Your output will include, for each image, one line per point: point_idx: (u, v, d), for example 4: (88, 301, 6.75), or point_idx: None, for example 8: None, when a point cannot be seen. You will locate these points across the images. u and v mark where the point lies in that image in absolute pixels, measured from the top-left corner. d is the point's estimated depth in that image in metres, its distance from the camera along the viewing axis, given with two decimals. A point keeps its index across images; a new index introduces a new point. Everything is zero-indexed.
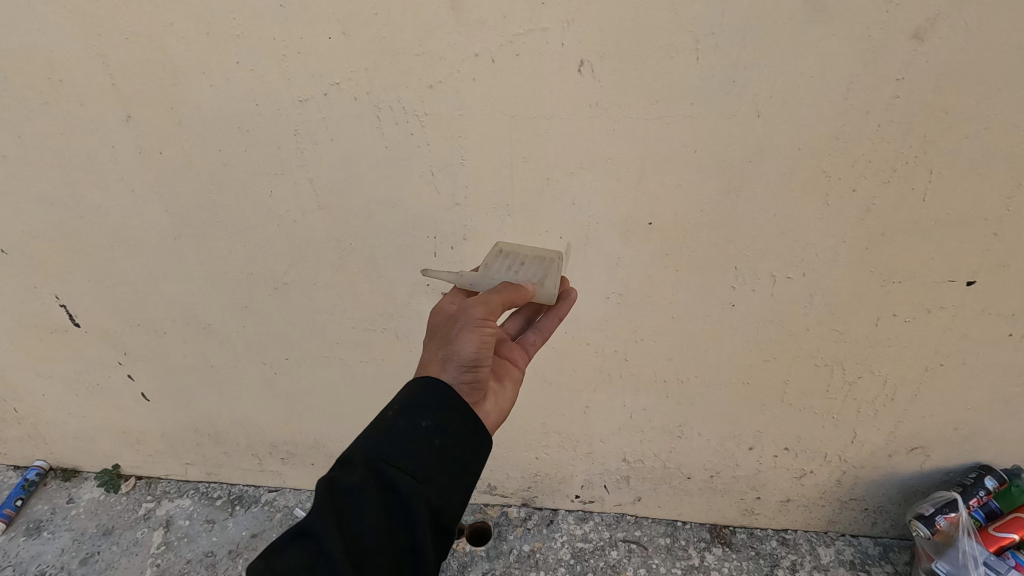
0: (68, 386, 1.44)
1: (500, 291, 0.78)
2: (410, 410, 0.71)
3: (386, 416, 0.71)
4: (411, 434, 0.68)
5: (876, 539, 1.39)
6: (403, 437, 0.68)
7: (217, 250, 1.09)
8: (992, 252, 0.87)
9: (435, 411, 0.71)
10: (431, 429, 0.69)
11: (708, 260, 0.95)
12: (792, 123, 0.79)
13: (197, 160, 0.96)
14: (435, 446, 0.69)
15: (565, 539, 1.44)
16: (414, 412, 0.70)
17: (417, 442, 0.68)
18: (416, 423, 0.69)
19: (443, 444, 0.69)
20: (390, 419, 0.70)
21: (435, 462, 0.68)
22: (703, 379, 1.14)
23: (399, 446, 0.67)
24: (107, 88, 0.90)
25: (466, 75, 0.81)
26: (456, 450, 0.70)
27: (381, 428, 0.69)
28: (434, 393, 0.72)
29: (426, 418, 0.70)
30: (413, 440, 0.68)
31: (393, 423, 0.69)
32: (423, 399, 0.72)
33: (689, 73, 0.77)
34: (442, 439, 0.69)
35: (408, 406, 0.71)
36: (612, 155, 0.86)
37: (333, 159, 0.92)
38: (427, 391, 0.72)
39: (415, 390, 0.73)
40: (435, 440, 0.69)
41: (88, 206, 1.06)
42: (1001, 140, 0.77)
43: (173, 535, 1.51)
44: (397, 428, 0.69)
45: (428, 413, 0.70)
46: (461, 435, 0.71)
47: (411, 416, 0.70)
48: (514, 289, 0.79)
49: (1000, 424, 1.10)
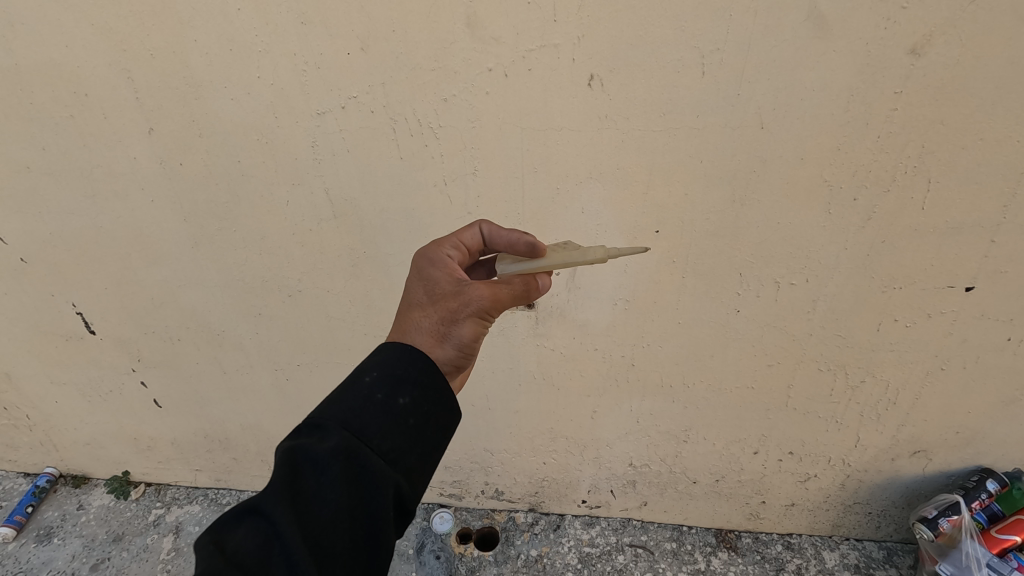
0: (81, 393, 1.46)
1: (510, 283, 0.73)
2: (389, 381, 0.65)
3: (362, 384, 0.65)
4: (386, 411, 0.63)
5: (880, 543, 1.41)
6: (377, 412, 0.63)
7: (233, 258, 1.11)
8: (990, 258, 0.90)
9: (414, 387, 0.66)
10: (407, 407, 0.65)
11: (713, 266, 0.98)
12: (794, 135, 0.82)
13: (216, 171, 0.99)
14: (409, 426, 0.64)
15: (572, 544, 1.45)
16: (392, 385, 0.65)
17: (392, 420, 0.63)
18: (392, 399, 0.64)
19: (417, 424, 0.65)
20: (366, 389, 0.64)
21: (407, 445, 0.63)
22: (708, 384, 1.16)
23: (372, 422, 0.62)
24: (131, 102, 0.93)
25: (479, 89, 0.84)
26: (428, 432, 0.66)
27: (353, 399, 0.64)
28: (416, 367, 0.67)
29: (404, 395, 0.65)
30: (386, 417, 0.63)
31: (368, 394, 0.64)
32: (404, 372, 0.66)
33: (694, 87, 0.80)
34: (416, 420, 0.65)
35: (387, 376, 0.66)
36: (621, 165, 0.88)
37: (349, 171, 0.95)
38: (410, 362, 0.67)
39: (397, 358, 0.68)
40: (409, 420, 0.64)
41: (108, 215, 1.09)
42: (996, 150, 0.80)
43: (183, 541, 1.52)
44: (373, 401, 0.64)
45: (407, 389, 0.65)
46: (435, 417, 0.67)
47: (390, 389, 0.65)
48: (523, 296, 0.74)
49: (1001, 427, 1.12)
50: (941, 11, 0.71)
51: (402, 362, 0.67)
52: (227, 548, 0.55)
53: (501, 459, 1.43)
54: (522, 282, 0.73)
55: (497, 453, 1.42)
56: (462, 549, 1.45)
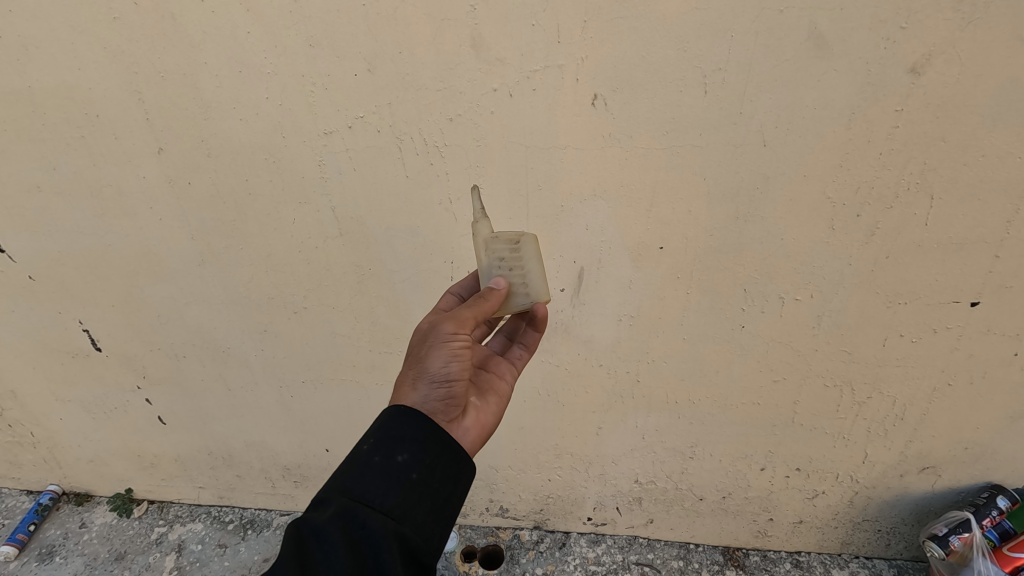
0: (85, 409, 1.46)
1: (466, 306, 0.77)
2: (384, 443, 0.68)
3: (361, 451, 0.69)
4: (385, 471, 0.66)
5: (889, 561, 1.39)
6: (378, 473, 0.66)
7: (239, 275, 1.12)
8: (994, 273, 0.90)
9: (411, 444, 0.69)
10: (406, 463, 0.67)
11: (718, 283, 0.98)
12: (795, 153, 0.83)
13: (223, 188, 1.00)
14: (411, 481, 0.66)
15: (578, 562, 1.43)
16: (390, 446, 0.68)
17: (393, 479, 0.66)
18: (391, 458, 0.67)
19: (420, 478, 0.67)
20: (364, 455, 0.68)
21: (412, 500, 0.66)
22: (713, 400, 1.16)
23: (373, 484, 0.65)
24: (142, 123, 0.95)
25: (485, 108, 0.85)
26: (434, 483, 0.68)
27: (354, 468, 0.67)
28: (412, 424, 0.70)
29: (402, 453, 0.68)
30: (387, 476, 0.66)
31: (367, 459, 0.67)
32: (400, 431, 0.69)
33: (697, 105, 0.81)
34: (418, 473, 0.67)
35: (383, 440, 0.69)
36: (625, 182, 0.89)
37: (355, 189, 0.96)
38: (403, 422, 0.70)
39: (391, 420, 0.71)
40: (411, 475, 0.67)
41: (116, 234, 1.10)
42: (997, 166, 0.80)
43: (185, 559, 1.50)
44: (372, 465, 0.67)
45: (405, 447, 0.68)
46: (440, 469, 0.69)
47: (387, 451, 0.68)
48: (480, 298, 0.76)
49: (1009, 442, 1.11)
50: (940, 31, 0.72)
51: (397, 422, 0.70)
52: None
53: (506, 476, 1.42)
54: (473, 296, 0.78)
55: (502, 470, 1.41)
56: (466, 568, 1.43)
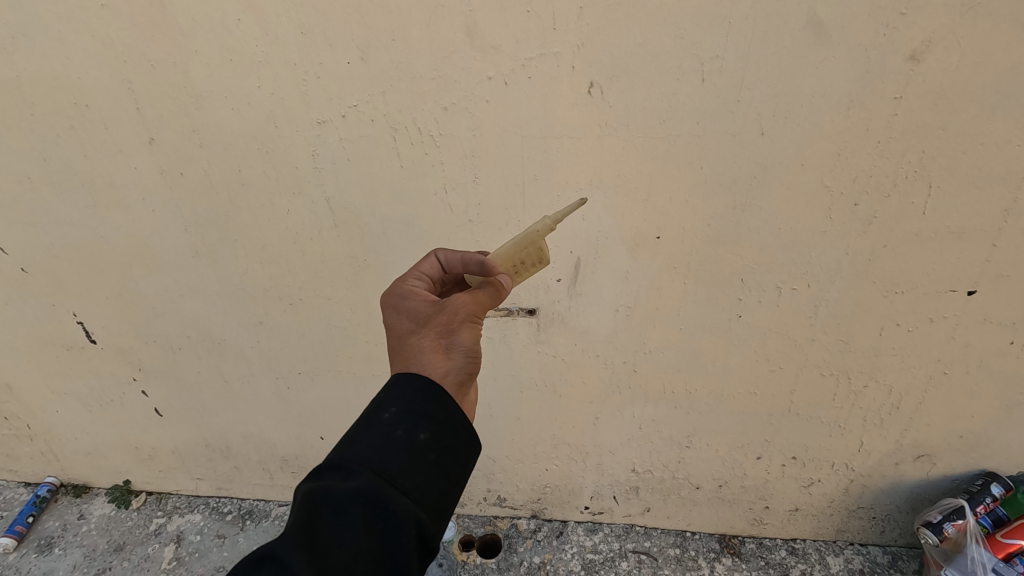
0: (82, 402, 1.46)
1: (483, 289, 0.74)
2: (408, 416, 0.64)
3: (382, 420, 0.64)
4: (407, 449, 0.62)
5: (884, 548, 1.40)
6: (398, 449, 0.61)
7: (234, 266, 1.11)
8: (992, 262, 0.90)
9: (433, 423, 0.64)
10: (427, 443, 0.63)
11: (715, 273, 0.98)
12: (793, 141, 0.82)
13: (216, 179, 0.99)
14: (429, 462, 0.62)
15: (575, 550, 1.44)
16: (412, 421, 0.63)
17: (413, 458, 0.61)
18: (411, 435, 0.63)
19: (438, 460, 0.63)
20: (386, 426, 0.63)
21: (429, 482, 0.61)
22: (710, 389, 1.16)
23: (394, 462, 0.60)
24: (132, 113, 0.93)
25: (479, 97, 0.84)
26: (450, 467, 0.64)
27: (374, 438, 0.62)
28: (434, 402, 0.65)
29: (423, 430, 0.63)
30: (408, 454, 0.61)
31: (389, 431, 0.62)
32: (423, 407, 0.65)
33: (694, 94, 0.80)
34: (437, 455, 0.63)
35: (406, 413, 0.64)
36: (621, 172, 0.88)
37: (349, 180, 0.95)
38: (426, 397, 0.66)
39: (413, 392, 0.66)
40: (430, 456, 0.62)
41: (109, 225, 1.09)
42: (996, 155, 0.80)
43: (184, 550, 1.51)
44: (393, 439, 0.62)
45: (427, 425, 0.64)
46: (458, 452, 0.65)
47: (409, 425, 0.63)
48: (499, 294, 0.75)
49: (1004, 430, 1.11)
50: (940, 17, 0.71)
51: (420, 395, 0.66)
52: None
53: (504, 465, 1.43)
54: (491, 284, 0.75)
55: (499, 460, 1.41)
56: (464, 557, 1.44)
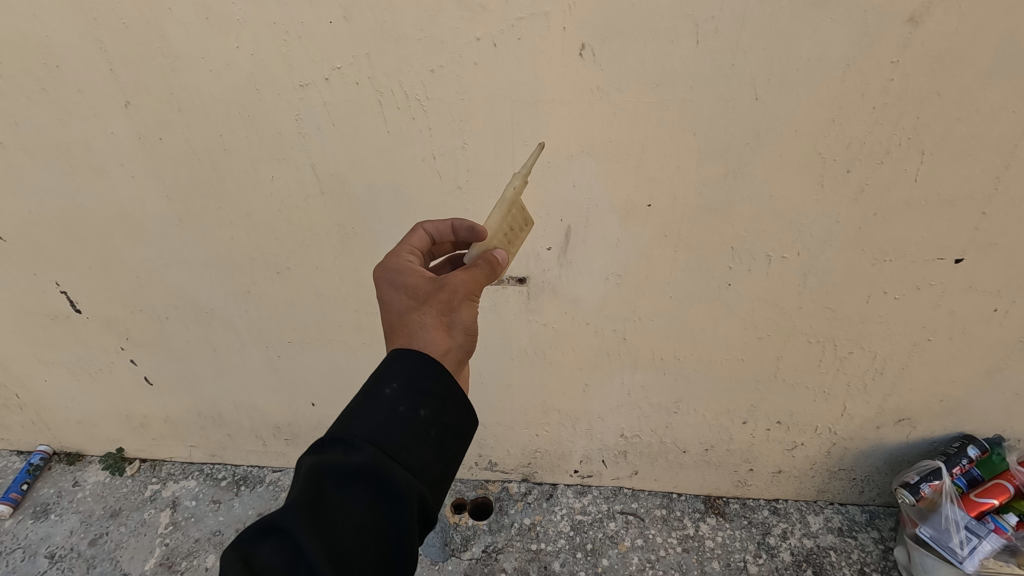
0: (70, 371, 1.45)
1: (480, 266, 0.72)
2: (409, 393, 0.63)
3: (384, 395, 0.63)
4: (409, 425, 0.62)
5: (862, 507, 1.44)
6: (400, 425, 0.61)
7: (219, 235, 1.09)
8: (980, 230, 0.90)
9: (434, 400, 0.64)
10: (428, 420, 0.63)
11: (705, 241, 0.97)
12: (788, 107, 0.81)
13: (197, 145, 0.96)
14: (430, 438, 0.63)
15: (565, 512, 1.48)
16: (414, 397, 0.63)
17: (415, 435, 0.62)
18: (413, 412, 0.63)
19: (439, 436, 0.63)
20: (388, 402, 0.63)
21: (430, 458, 0.62)
22: (698, 357, 1.17)
23: (397, 438, 0.61)
24: (106, 75, 0.90)
25: (468, 59, 0.81)
26: (450, 442, 0.64)
27: (377, 414, 0.62)
28: (435, 378, 0.65)
29: (425, 407, 0.63)
30: (410, 431, 0.62)
31: (391, 408, 0.62)
32: (425, 384, 0.64)
33: (688, 57, 0.78)
34: (438, 431, 0.63)
35: (408, 389, 0.64)
36: (613, 139, 0.87)
37: (335, 145, 0.93)
38: (427, 374, 0.65)
39: (414, 369, 0.65)
40: (431, 432, 0.63)
41: (88, 192, 1.06)
42: (990, 122, 0.79)
43: (180, 515, 1.53)
44: (395, 415, 0.62)
45: (428, 402, 0.64)
46: (458, 428, 0.66)
47: (411, 402, 0.63)
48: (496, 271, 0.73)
49: (983, 395, 1.14)
50: None
51: (421, 372, 0.65)
52: (257, 566, 0.54)
53: (494, 431, 1.44)
54: (487, 261, 0.72)
55: (490, 426, 1.43)
56: (456, 519, 1.48)
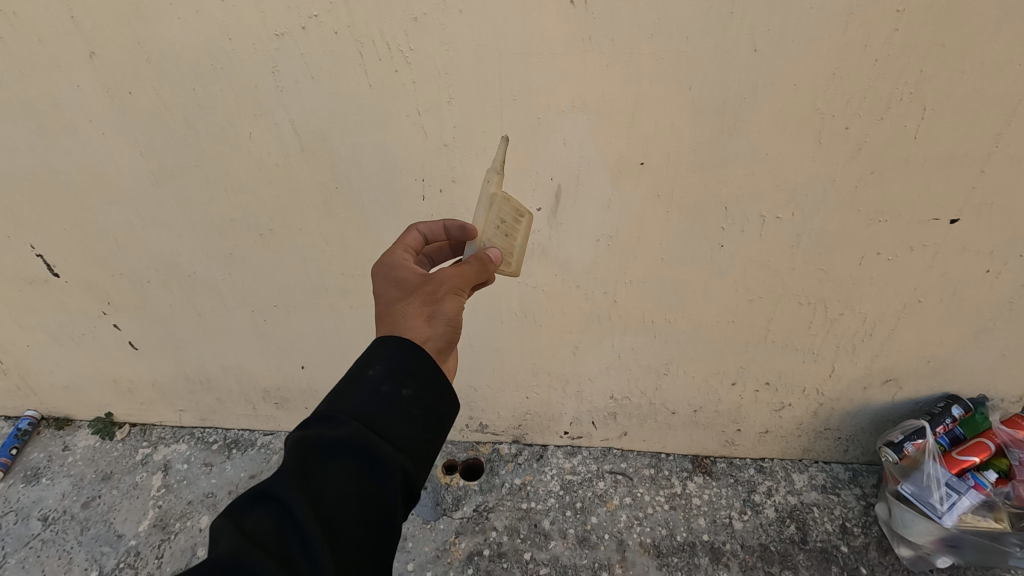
0: (53, 336, 1.42)
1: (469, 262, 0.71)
2: (392, 375, 0.64)
3: (368, 376, 0.64)
4: (393, 403, 0.62)
5: (846, 465, 1.47)
6: (383, 403, 0.61)
7: (197, 195, 1.05)
8: (977, 190, 0.88)
9: (417, 380, 0.64)
10: (411, 399, 0.63)
11: (699, 202, 0.95)
12: (787, 60, 0.78)
13: (170, 100, 0.91)
14: (414, 416, 0.62)
15: (555, 472, 1.50)
16: (397, 378, 0.63)
17: (399, 412, 0.62)
18: (397, 390, 0.63)
19: (422, 415, 0.63)
20: (372, 382, 0.63)
21: (414, 433, 0.62)
22: (689, 319, 1.16)
23: (382, 414, 0.61)
24: (68, 23, 0.84)
25: (452, 6, 0.77)
26: (433, 420, 0.64)
27: (361, 391, 0.62)
28: (418, 361, 0.65)
29: (408, 387, 0.63)
30: (393, 408, 0.62)
31: (375, 387, 0.62)
32: (405, 367, 0.65)
33: (685, 4, 0.74)
34: (422, 409, 0.63)
35: (391, 370, 0.64)
36: (605, 93, 0.83)
37: (315, 100, 0.88)
38: (409, 357, 0.65)
39: (397, 353, 0.65)
40: (414, 410, 0.63)
41: (57, 150, 1.01)
42: (994, 75, 0.76)
43: (172, 478, 1.53)
44: (378, 394, 0.62)
45: (411, 382, 0.64)
46: (440, 408, 0.66)
47: (394, 382, 0.63)
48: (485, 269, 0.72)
49: (969, 356, 1.15)
50: None
51: (403, 355, 0.65)
52: (245, 530, 0.53)
53: (485, 394, 1.45)
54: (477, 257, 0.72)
55: (481, 389, 1.43)
56: (448, 479, 1.49)
